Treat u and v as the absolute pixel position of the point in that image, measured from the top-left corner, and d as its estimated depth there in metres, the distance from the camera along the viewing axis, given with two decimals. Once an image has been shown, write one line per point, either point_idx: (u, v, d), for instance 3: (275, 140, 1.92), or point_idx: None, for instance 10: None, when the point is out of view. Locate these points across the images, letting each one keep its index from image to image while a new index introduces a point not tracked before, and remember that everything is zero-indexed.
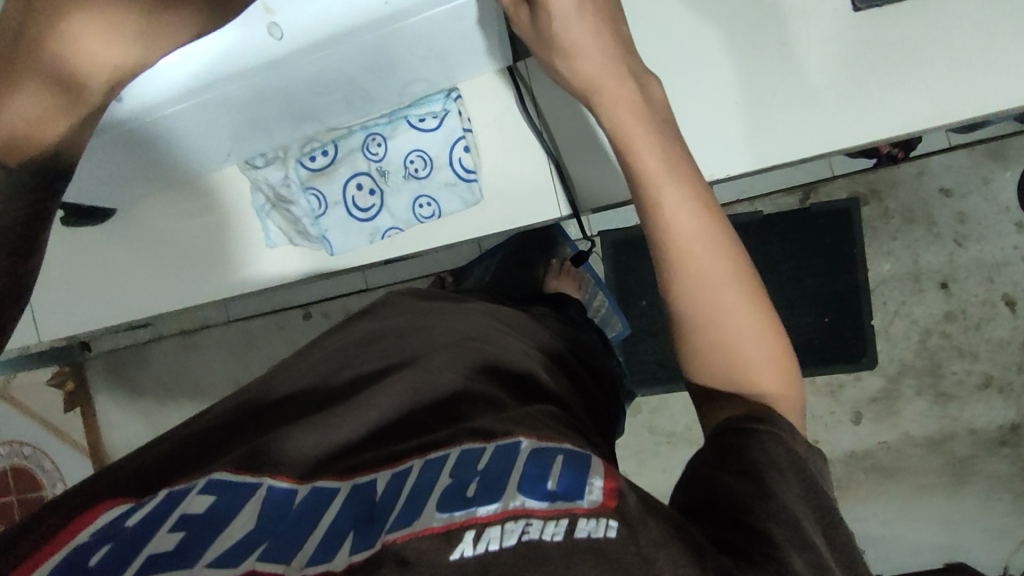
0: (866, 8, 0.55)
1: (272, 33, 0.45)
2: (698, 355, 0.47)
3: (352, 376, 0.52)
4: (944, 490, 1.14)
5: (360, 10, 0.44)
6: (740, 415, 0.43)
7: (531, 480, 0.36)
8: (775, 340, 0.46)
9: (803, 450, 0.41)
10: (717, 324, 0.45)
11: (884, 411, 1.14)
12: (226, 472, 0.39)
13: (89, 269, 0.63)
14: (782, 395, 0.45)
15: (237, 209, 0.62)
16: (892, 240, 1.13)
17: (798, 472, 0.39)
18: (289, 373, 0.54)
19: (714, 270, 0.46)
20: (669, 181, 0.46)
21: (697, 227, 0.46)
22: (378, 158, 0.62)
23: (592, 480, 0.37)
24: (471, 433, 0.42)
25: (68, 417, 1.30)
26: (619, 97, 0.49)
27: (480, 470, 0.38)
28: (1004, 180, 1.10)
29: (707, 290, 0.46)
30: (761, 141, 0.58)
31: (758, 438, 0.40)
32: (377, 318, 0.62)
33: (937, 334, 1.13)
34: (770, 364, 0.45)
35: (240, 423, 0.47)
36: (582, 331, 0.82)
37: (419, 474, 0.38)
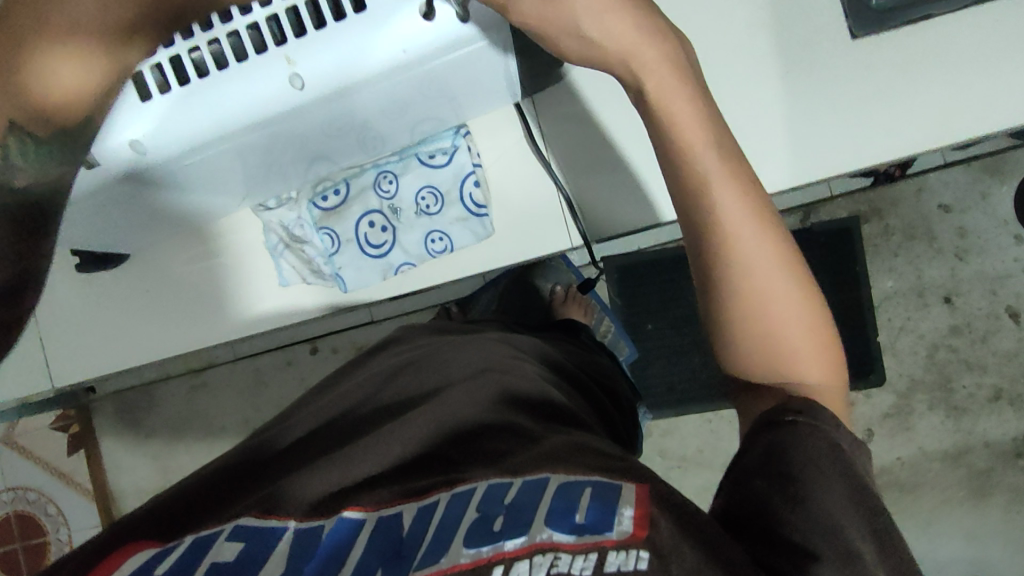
0: (862, 36, 0.58)
1: (294, 84, 0.43)
2: (742, 342, 0.47)
3: (373, 413, 0.51)
4: (961, 506, 1.13)
5: (378, 63, 0.43)
6: (778, 407, 0.45)
7: (559, 514, 0.36)
8: (821, 321, 0.47)
9: (847, 440, 0.43)
10: (766, 312, 0.46)
11: (897, 427, 1.14)
12: (252, 516, 0.39)
13: (104, 314, 0.63)
14: (827, 388, 0.47)
15: (249, 253, 0.62)
16: (895, 256, 1.14)
17: (840, 469, 0.41)
18: (312, 414, 0.54)
19: (768, 271, 0.46)
20: (713, 162, 0.45)
21: (753, 230, 0.45)
22: (390, 196, 0.64)
23: (621, 510, 0.37)
24: (493, 469, 0.42)
25: (72, 461, 1.29)
26: (673, 97, 0.45)
27: (506, 504, 0.38)
28: (1001, 195, 1.12)
29: (758, 274, 0.45)
30: (770, 167, 0.60)
31: (798, 433, 0.42)
32: (391, 354, 0.62)
33: (945, 348, 1.13)
34: (814, 351, 0.47)
35: (264, 467, 0.46)
36: (599, 356, 0.82)
37: (446, 508, 0.38)
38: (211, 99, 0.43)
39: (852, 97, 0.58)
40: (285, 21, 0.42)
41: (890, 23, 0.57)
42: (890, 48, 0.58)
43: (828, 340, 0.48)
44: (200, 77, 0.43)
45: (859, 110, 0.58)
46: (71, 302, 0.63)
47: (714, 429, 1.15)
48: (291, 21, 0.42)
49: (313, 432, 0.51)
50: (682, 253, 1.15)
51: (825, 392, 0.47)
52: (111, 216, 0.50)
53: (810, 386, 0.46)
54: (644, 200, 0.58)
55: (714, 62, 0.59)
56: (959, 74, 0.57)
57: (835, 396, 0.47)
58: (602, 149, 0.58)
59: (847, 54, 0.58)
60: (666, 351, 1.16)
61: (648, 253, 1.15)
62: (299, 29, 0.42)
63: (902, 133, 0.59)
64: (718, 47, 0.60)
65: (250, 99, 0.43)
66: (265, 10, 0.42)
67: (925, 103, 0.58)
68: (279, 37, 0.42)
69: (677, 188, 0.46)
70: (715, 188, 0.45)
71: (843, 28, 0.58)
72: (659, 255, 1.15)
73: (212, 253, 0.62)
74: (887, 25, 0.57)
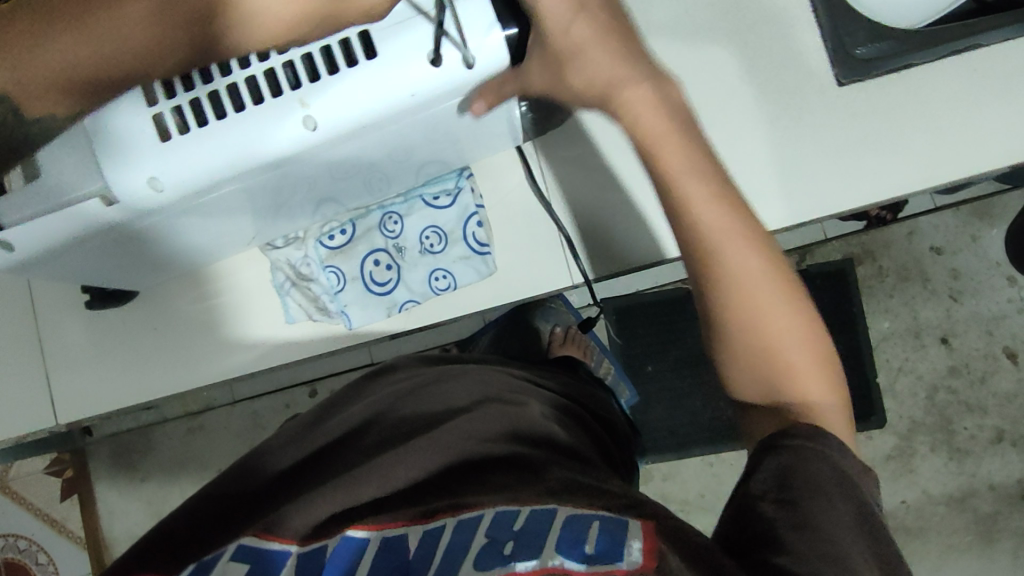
0: (848, 83, 0.61)
1: (307, 125, 0.44)
2: (745, 361, 0.51)
3: (379, 439, 0.51)
4: (968, 551, 1.11)
5: (388, 103, 0.45)
6: (778, 431, 0.47)
7: (568, 543, 0.39)
8: (817, 335, 0.51)
9: (852, 470, 0.44)
10: (765, 326, 0.50)
11: (900, 470, 1.13)
12: (255, 536, 0.41)
13: (113, 349, 0.64)
14: (830, 402, 0.49)
15: (255, 290, 0.63)
16: (890, 297, 1.15)
17: (847, 497, 0.43)
18: (316, 435, 0.54)
19: (766, 290, 0.50)
20: (699, 184, 0.50)
21: (743, 248, 0.50)
22: (395, 235, 0.64)
23: (629, 541, 0.39)
24: (501, 495, 0.43)
25: (65, 507, 1.27)
26: (661, 131, 0.50)
27: (515, 530, 0.40)
28: (992, 237, 1.14)
29: (752, 287, 0.50)
30: (764, 206, 0.62)
31: (803, 456, 0.44)
32: (393, 375, 0.62)
33: (944, 390, 1.14)
34: (817, 366, 0.50)
35: (270, 489, 0.47)
36: (596, 390, 0.82)
37: (453, 535, 0.40)
38: (230, 127, 0.44)
39: (834, 142, 0.61)
40: (300, 67, 0.43)
41: (873, 72, 0.61)
42: (867, 96, 0.61)
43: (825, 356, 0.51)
44: (217, 119, 0.44)
45: (845, 155, 0.61)
46: (82, 339, 0.64)
47: (714, 471, 1.15)
48: (304, 66, 0.43)
49: (318, 457, 0.51)
50: (680, 294, 1.15)
51: (832, 406, 0.49)
52: (118, 250, 0.51)
53: (813, 399, 0.49)
54: (637, 237, 0.60)
55: (707, 107, 0.62)
56: (937, 122, 0.60)
57: (841, 409, 0.50)
58: (596, 192, 0.61)
59: (829, 100, 0.61)
60: (664, 393, 1.16)
61: (646, 295, 1.17)
62: (312, 74, 0.44)
63: (888, 176, 0.61)
64: (704, 95, 0.63)
65: (263, 142, 0.45)
66: (281, 55, 0.43)
67: (903, 147, 0.61)
68: (294, 81, 0.44)
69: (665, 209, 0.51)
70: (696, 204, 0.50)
71: (829, 75, 0.61)
72: (657, 297, 1.16)
73: (216, 287, 0.63)
74: (870, 74, 0.61)
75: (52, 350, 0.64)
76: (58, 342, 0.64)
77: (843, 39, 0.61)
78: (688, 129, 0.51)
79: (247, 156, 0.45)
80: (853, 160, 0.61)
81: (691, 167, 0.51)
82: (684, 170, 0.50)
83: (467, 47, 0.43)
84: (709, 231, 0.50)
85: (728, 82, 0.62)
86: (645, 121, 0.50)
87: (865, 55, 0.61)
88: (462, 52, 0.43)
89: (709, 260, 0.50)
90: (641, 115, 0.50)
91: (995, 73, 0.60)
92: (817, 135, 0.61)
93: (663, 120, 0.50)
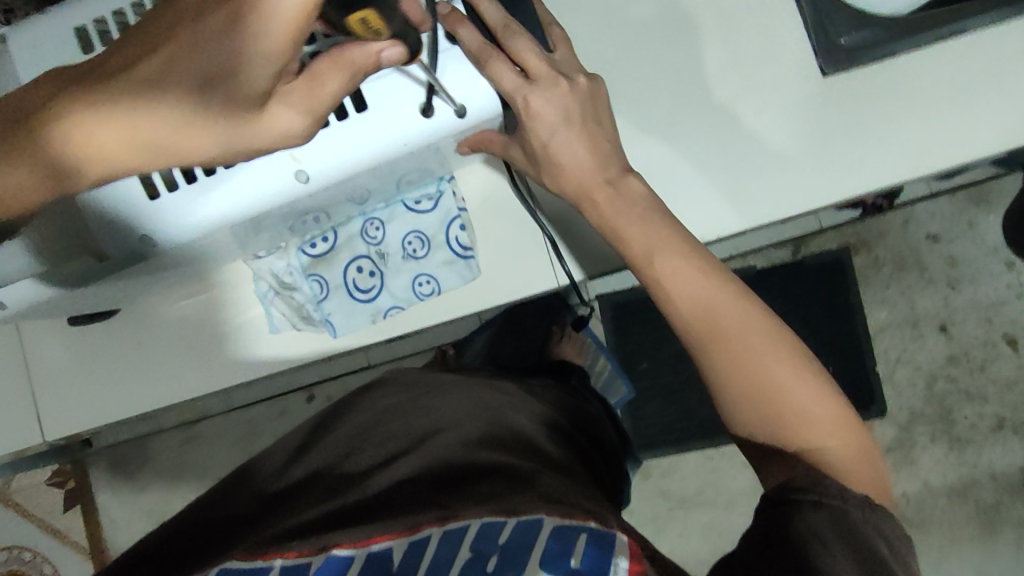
0: (833, 73, 0.60)
1: (299, 178, 0.47)
2: (751, 417, 0.50)
3: (368, 459, 0.51)
4: (971, 541, 1.10)
5: (380, 148, 0.47)
6: (782, 484, 0.47)
7: (554, 557, 0.38)
8: (824, 387, 0.50)
9: (856, 517, 0.44)
10: (768, 380, 0.49)
11: (900, 461, 1.12)
12: (238, 560, 0.40)
13: (97, 363, 0.63)
14: (840, 449, 0.49)
15: (241, 304, 0.62)
16: (887, 287, 1.14)
17: (848, 545, 0.42)
18: (305, 459, 0.53)
19: (764, 345, 0.50)
20: (665, 254, 0.52)
21: (728, 301, 0.51)
22: (377, 241, 0.62)
23: (617, 560, 0.38)
24: (488, 506, 0.43)
25: (68, 518, 1.28)
26: (624, 214, 0.54)
27: (500, 544, 0.39)
28: (988, 223, 1.13)
29: (749, 342, 0.50)
30: (750, 202, 0.61)
31: (802, 509, 0.45)
32: (380, 393, 0.61)
33: (944, 379, 1.13)
34: (828, 418, 0.49)
35: (258, 513, 0.47)
36: (589, 402, 0.81)
37: (438, 545, 0.40)
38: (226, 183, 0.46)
39: (820, 134, 0.60)
40: None
41: (858, 61, 0.60)
42: (853, 87, 0.60)
43: (845, 410, 0.50)
44: (206, 174, 0.46)
45: (832, 147, 0.60)
46: (66, 354, 0.63)
47: (713, 466, 1.14)
48: None
49: (307, 479, 0.50)
50: None
51: (844, 454, 0.49)
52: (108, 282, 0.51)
53: (823, 448, 0.48)
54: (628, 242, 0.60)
55: (690, 103, 0.62)
56: (923, 111, 0.59)
57: (855, 456, 0.49)
58: None
59: (815, 91, 0.60)
60: (661, 389, 1.16)
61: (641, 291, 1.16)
62: None
63: (874, 167, 0.60)
64: (687, 90, 0.62)
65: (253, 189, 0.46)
66: None
67: (890, 138, 0.60)
68: None
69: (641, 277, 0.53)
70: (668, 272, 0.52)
71: (815, 66, 0.60)
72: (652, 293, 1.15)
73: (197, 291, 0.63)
74: (855, 63, 0.60)
75: (36, 367, 0.63)
76: (41, 360, 0.63)
77: (827, 26, 0.60)
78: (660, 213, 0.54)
79: (244, 206, 0.47)
80: (839, 152, 0.60)
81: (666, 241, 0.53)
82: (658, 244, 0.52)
83: (454, 100, 0.47)
84: (685, 293, 0.51)
85: (711, 76, 0.61)
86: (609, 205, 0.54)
87: (849, 45, 0.60)
88: (452, 103, 0.47)
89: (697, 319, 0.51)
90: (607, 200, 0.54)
91: (982, 60, 0.59)
92: (804, 126, 0.60)
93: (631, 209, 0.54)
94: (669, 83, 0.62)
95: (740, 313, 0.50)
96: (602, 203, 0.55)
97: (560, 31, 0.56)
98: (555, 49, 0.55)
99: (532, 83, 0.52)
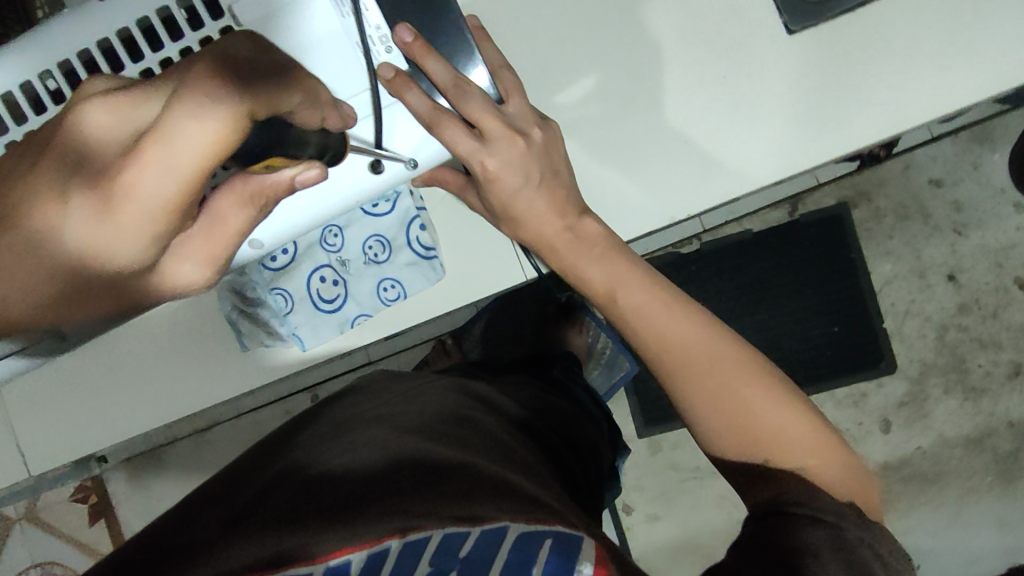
0: (800, 31, 0.57)
1: (254, 246, 0.51)
2: (724, 439, 0.51)
3: (336, 465, 0.51)
4: (991, 491, 1.08)
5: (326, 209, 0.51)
6: (770, 500, 0.47)
7: (515, 568, 0.39)
8: (796, 406, 0.51)
9: (851, 535, 0.44)
10: (741, 404, 0.50)
11: (914, 416, 1.09)
12: None
13: (67, 395, 0.63)
14: (817, 462, 0.49)
15: (208, 323, 0.61)
16: (890, 239, 1.10)
17: (837, 556, 0.42)
18: (269, 471, 0.52)
19: (729, 367, 0.51)
20: (631, 289, 0.55)
21: (684, 323, 0.53)
22: (337, 249, 0.62)
23: (580, 565, 0.40)
24: (453, 515, 0.43)
25: (94, 531, 1.31)
26: (580, 254, 0.56)
27: (461, 557, 0.40)
28: (994, 162, 1.08)
29: (717, 361, 0.52)
30: (721, 174, 0.59)
31: (796, 523, 0.44)
32: (341, 412, 0.62)
33: (955, 328, 1.09)
34: (798, 431, 0.50)
35: (220, 525, 0.46)
36: (563, 400, 0.81)
37: (397, 561, 0.39)
38: None
39: (790, 95, 0.58)
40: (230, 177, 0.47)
41: (826, 14, 0.57)
42: (822, 44, 0.57)
43: (818, 427, 0.51)
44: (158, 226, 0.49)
45: (803, 107, 0.58)
46: (43, 386, 0.63)
47: None
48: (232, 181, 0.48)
49: (271, 486, 0.49)
50: (670, 260, 1.11)
51: (823, 467, 0.49)
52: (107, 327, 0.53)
53: (802, 467, 0.49)
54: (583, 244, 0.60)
55: (650, 74, 0.59)
56: (898, 61, 0.57)
57: (837, 468, 0.49)
58: None
59: (781, 51, 0.58)
60: None
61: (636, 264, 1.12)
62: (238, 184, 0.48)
63: (847, 125, 0.58)
64: (646, 58, 0.59)
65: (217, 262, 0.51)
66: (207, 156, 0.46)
67: (866, 91, 0.57)
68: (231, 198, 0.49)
69: (615, 313, 0.56)
70: (633, 311, 0.55)
71: (778, 25, 0.57)
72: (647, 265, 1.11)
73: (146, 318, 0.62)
74: (823, 17, 0.57)
75: (12, 403, 0.64)
76: (18, 392, 0.63)
77: None
78: (627, 255, 0.56)
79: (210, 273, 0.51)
80: (812, 110, 0.58)
81: (634, 280, 0.56)
82: (623, 281, 0.56)
83: (401, 159, 0.51)
84: (649, 325, 0.54)
85: (669, 42, 0.58)
86: (570, 252, 0.56)
87: None
88: (404, 160, 0.51)
89: (659, 349, 0.53)
90: (554, 230, 0.56)
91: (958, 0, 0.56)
92: (773, 88, 0.58)
93: (594, 250, 0.56)
94: (628, 53, 0.59)
95: (701, 336, 0.53)
96: (561, 248, 0.56)
97: (510, 74, 0.53)
98: (506, 100, 0.54)
99: (486, 146, 0.53)
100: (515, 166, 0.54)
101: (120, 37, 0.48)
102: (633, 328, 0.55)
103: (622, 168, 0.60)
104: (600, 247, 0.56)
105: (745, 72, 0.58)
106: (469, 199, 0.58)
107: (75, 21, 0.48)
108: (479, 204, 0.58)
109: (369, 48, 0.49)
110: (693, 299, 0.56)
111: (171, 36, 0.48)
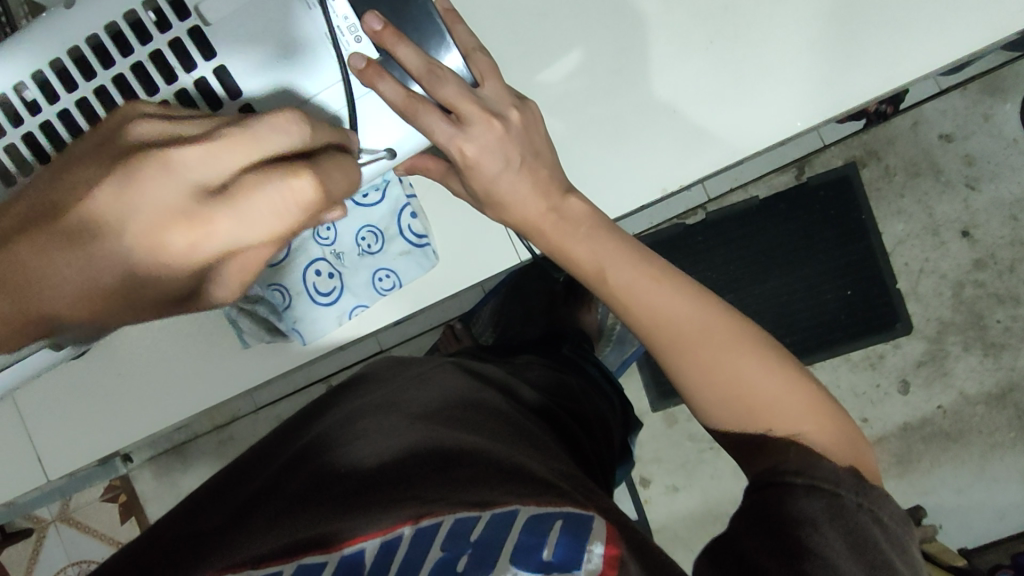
0: None
1: None
2: (719, 410, 0.51)
3: (346, 454, 0.51)
4: (1014, 447, 1.06)
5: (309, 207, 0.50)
6: (769, 469, 0.46)
7: (525, 552, 0.39)
8: (786, 375, 0.51)
9: (850, 502, 0.43)
10: (733, 377, 0.50)
11: (933, 375, 1.07)
12: None
13: (78, 399, 0.64)
14: (813, 430, 0.49)
15: (210, 322, 0.62)
16: (901, 197, 1.07)
17: (835, 523, 0.42)
18: (278, 464, 0.52)
19: (719, 341, 0.51)
20: (619, 265, 0.54)
21: (675, 300, 0.52)
22: (330, 242, 0.62)
23: (591, 547, 0.41)
24: (464, 500, 0.43)
25: (126, 529, 1.34)
26: (566, 233, 0.55)
27: (472, 541, 0.40)
28: (1006, 112, 1.05)
29: (709, 335, 0.51)
30: (712, 144, 0.59)
31: (795, 493, 0.43)
32: (348, 398, 0.62)
33: (971, 285, 1.07)
34: (792, 400, 0.50)
35: (233, 521, 0.46)
36: (570, 377, 0.80)
37: (407, 549, 0.39)
38: None
39: (776, 56, 0.57)
40: None
41: None
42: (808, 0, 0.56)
43: (812, 395, 0.50)
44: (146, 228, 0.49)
45: (789, 69, 0.57)
46: (55, 390, 0.64)
47: None
48: None
49: (282, 478, 0.49)
50: (676, 232, 1.09)
51: (820, 434, 0.49)
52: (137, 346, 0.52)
53: (798, 434, 0.49)
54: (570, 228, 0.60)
55: (637, 44, 0.58)
56: (887, 16, 0.55)
57: (832, 434, 0.49)
58: None
59: (767, 9, 0.56)
60: None
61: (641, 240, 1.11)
62: None
63: (836, 85, 0.57)
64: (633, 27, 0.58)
65: None
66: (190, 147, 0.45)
67: (852, 49, 0.56)
68: None
69: (602, 292, 0.55)
70: (620, 288, 0.53)
71: None
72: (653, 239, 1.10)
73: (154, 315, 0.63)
74: None
75: (25, 409, 0.65)
76: (31, 398, 0.65)
77: None
78: (612, 232, 0.55)
79: None
80: (799, 71, 0.57)
81: (622, 256, 0.54)
82: (609, 258, 0.54)
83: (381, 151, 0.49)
84: (637, 302, 0.53)
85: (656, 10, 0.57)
86: (554, 231, 0.55)
87: None
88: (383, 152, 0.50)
89: (651, 327, 0.53)
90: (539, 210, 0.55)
91: None
92: (759, 49, 0.57)
93: (578, 230, 0.54)
94: (617, 23, 0.58)
95: (692, 311, 0.52)
96: (548, 231, 0.55)
97: (485, 57, 0.52)
98: (482, 83, 0.52)
99: (463, 131, 0.51)
100: (493, 149, 0.53)
101: (89, 43, 0.44)
102: (623, 306, 0.54)
103: (613, 143, 0.59)
104: (585, 228, 0.55)
105: (730, 34, 0.57)
106: (452, 184, 0.57)
107: (44, 26, 0.44)
108: (463, 189, 0.57)
109: (337, 39, 0.45)
110: (685, 274, 0.55)
111: (141, 39, 0.44)
